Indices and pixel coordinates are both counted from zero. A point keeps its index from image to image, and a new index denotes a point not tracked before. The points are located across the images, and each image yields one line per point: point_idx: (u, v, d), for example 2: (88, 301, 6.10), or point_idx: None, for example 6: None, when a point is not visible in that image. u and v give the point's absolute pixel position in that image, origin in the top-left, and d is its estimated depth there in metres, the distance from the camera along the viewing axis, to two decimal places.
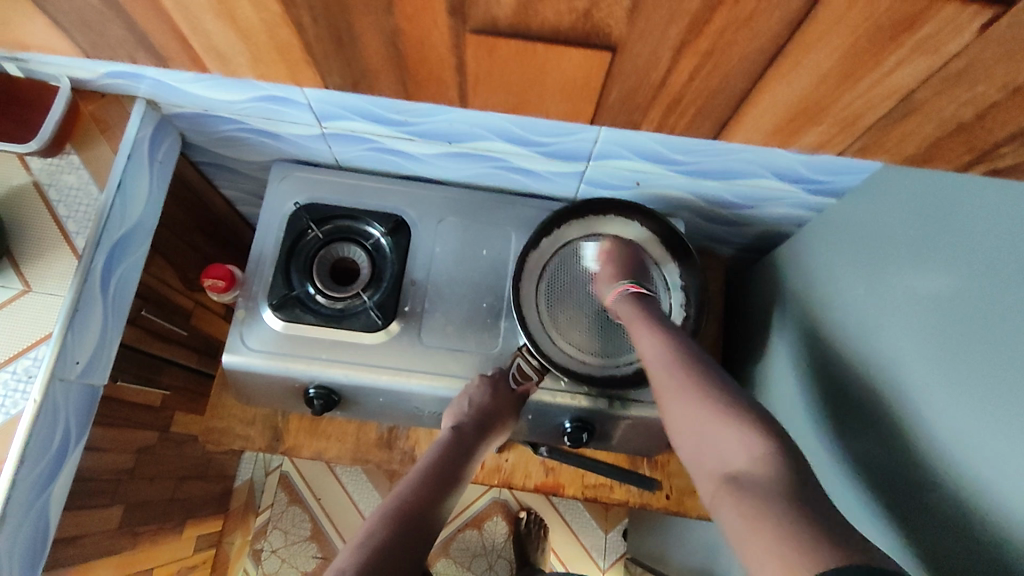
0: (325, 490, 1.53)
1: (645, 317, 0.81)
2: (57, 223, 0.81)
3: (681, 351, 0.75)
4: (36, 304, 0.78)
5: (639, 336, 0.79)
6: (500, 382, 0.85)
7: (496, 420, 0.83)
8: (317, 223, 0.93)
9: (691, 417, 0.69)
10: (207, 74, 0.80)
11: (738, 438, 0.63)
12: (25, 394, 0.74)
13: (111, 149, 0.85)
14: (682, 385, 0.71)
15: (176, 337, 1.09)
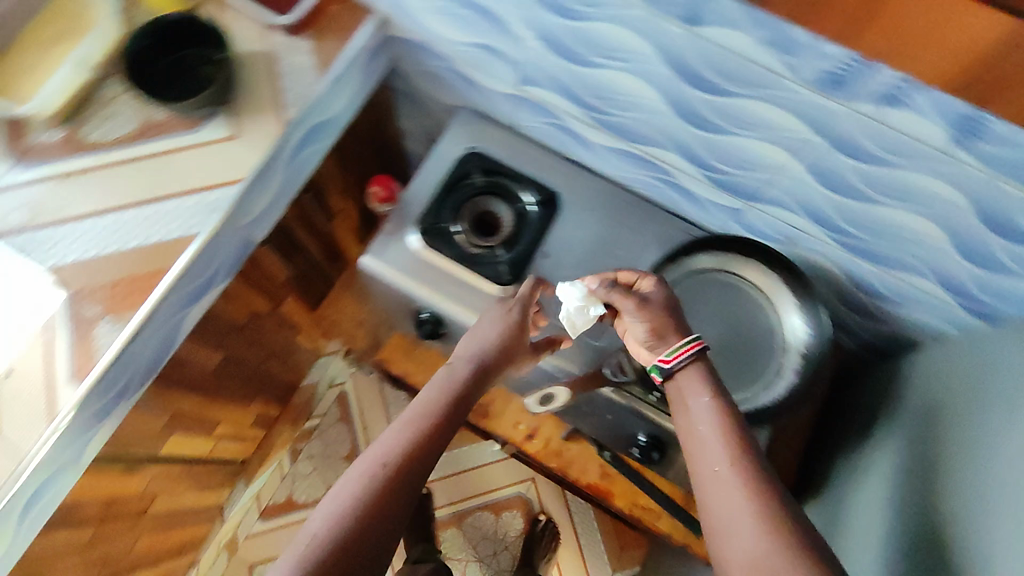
0: (373, 420, 1.60)
1: (702, 385, 0.66)
2: (275, 92, 0.90)
3: (730, 426, 0.62)
4: (234, 150, 0.86)
5: (695, 409, 0.65)
6: (499, 319, 0.76)
7: (504, 355, 0.75)
8: (480, 172, 0.99)
9: (744, 529, 0.55)
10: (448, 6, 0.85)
11: (793, 551, 0.52)
12: (204, 221, 0.83)
13: (338, 46, 0.93)
14: (732, 471, 0.59)
15: (317, 230, 1.18)
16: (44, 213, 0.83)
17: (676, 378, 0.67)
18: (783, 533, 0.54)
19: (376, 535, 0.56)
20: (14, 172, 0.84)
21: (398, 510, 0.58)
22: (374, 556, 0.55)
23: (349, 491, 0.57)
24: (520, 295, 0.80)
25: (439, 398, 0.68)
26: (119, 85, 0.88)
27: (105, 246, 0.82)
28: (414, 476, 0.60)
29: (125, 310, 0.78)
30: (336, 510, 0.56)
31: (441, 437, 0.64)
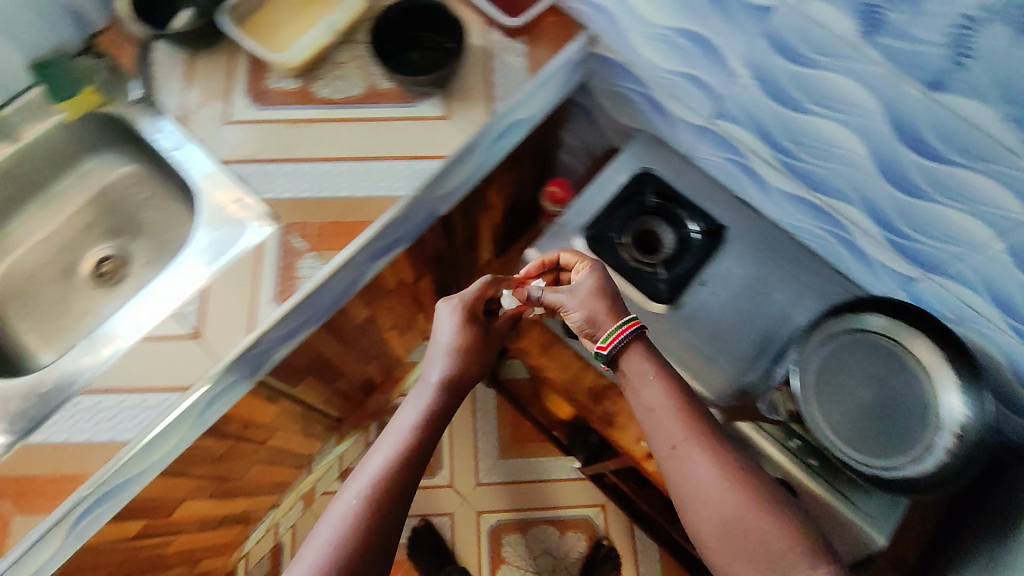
0: (460, 415, 1.69)
1: (647, 365, 0.78)
2: (487, 85, 0.95)
3: (680, 410, 0.73)
4: (443, 131, 0.93)
5: (646, 389, 0.76)
6: (463, 324, 0.84)
7: (469, 370, 0.82)
8: (652, 193, 1.01)
9: (711, 496, 0.67)
10: (665, 33, 0.89)
11: (750, 511, 0.65)
12: (408, 186, 0.90)
13: (549, 53, 0.98)
14: (694, 450, 0.70)
15: (471, 218, 1.24)
16: (268, 151, 0.91)
17: (627, 367, 0.79)
18: (743, 500, 0.66)
19: (379, 518, 0.65)
20: (250, 111, 0.93)
21: (396, 498, 0.67)
22: (388, 529, 0.65)
23: (350, 490, 0.67)
24: (449, 297, 0.88)
25: (412, 409, 0.77)
26: (352, 52, 0.96)
27: (319, 190, 0.89)
28: (406, 470, 0.70)
29: (331, 250, 0.86)
30: (341, 509, 0.65)
31: (420, 440, 0.73)
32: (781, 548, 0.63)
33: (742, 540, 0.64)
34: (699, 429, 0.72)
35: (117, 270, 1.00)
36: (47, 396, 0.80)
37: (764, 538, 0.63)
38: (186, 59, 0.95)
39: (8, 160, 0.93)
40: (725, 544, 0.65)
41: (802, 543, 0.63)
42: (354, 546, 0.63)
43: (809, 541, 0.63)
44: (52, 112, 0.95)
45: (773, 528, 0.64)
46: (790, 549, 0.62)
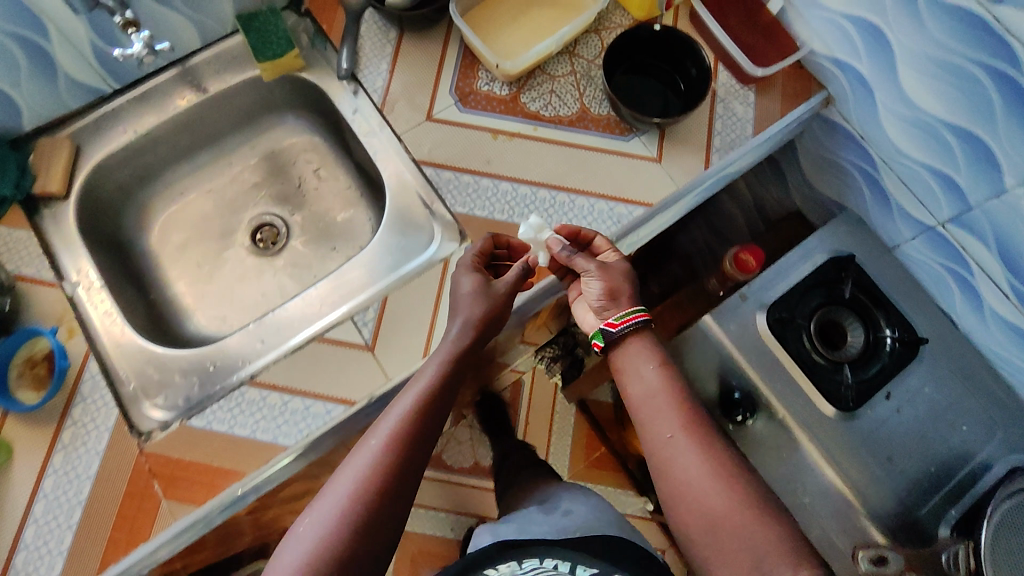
0: (536, 420, 1.61)
1: (650, 354, 0.72)
2: (708, 132, 0.86)
3: (674, 397, 0.68)
4: (654, 176, 0.84)
5: (636, 372, 0.71)
6: (482, 284, 0.75)
7: (488, 320, 0.74)
8: (851, 283, 0.92)
9: (698, 490, 0.62)
10: (928, 120, 0.78)
11: (731, 503, 0.60)
12: (606, 230, 0.83)
13: (778, 111, 0.88)
14: (680, 440, 0.65)
15: None
16: (465, 160, 0.84)
17: (624, 349, 0.73)
18: (722, 493, 0.61)
19: (395, 474, 0.62)
20: (454, 111, 0.86)
21: (411, 452, 0.64)
22: (406, 484, 0.63)
23: (370, 442, 0.64)
24: (460, 261, 0.78)
25: (434, 361, 0.71)
26: (570, 67, 0.88)
27: (514, 215, 0.83)
28: (423, 426, 0.66)
29: (519, 285, 0.81)
30: (359, 455, 0.63)
31: (438, 393, 0.69)
32: (766, 550, 0.57)
33: (723, 539, 0.60)
34: (687, 420, 0.67)
35: (275, 239, 0.97)
36: (211, 379, 0.77)
37: (738, 537, 0.59)
38: (395, 40, 0.89)
39: (193, 112, 0.89)
40: (703, 541, 0.61)
41: (783, 542, 0.57)
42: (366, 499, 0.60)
43: (795, 543, 0.58)
44: (246, 68, 0.90)
45: (753, 527, 0.59)
46: (770, 547, 0.57)
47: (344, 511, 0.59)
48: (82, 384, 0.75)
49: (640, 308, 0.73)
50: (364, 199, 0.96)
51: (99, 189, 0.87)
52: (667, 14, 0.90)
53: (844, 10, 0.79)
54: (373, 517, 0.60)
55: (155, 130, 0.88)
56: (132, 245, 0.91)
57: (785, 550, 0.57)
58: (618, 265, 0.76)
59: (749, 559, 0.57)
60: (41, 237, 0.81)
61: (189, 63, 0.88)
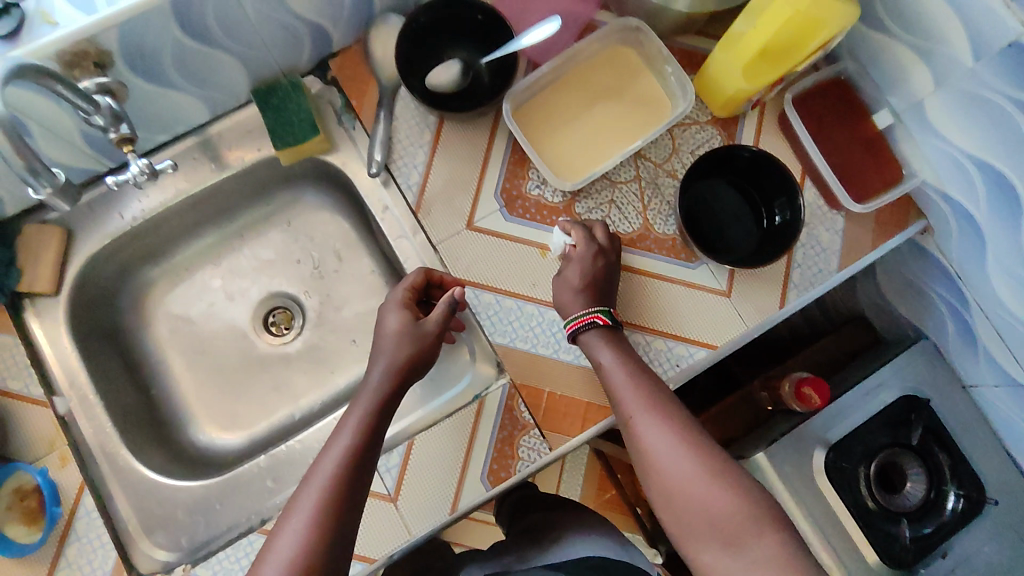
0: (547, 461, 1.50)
1: (608, 344, 0.68)
2: (787, 263, 0.75)
3: (636, 385, 0.65)
4: (721, 312, 0.74)
5: (597, 362, 0.67)
6: (404, 322, 0.68)
7: (413, 366, 0.67)
8: (921, 425, 0.83)
9: (676, 481, 0.60)
10: None
11: (709, 491, 0.59)
12: (662, 373, 0.73)
13: (870, 242, 0.76)
14: (646, 421, 0.63)
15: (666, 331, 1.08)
16: (508, 280, 0.74)
17: (581, 341, 0.69)
18: (693, 467, 0.60)
19: (338, 519, 0.57)
20: (497, 219, 0.75)
21: (353, 493, 0.59)
22: (350, 526, 0.58)
23: (310, 491, 0.57)
24: (391, 295, 0.71)
25: (362, 405, 0.64)
26: (634, 171, 0.76)
27: (559, 350, 0.73)
28: (361, 464, 0.60)
29: (560, 435, 0.72)
30: (297, 513, 0.56)
31: (373, 428, 0.63)
32: (736, 526, 0.57)
33: (694, 513, 0.59)
34: (649, 398, 0.64)
35: (289, 324, 0.88)
36: (217, 517, 0.72)
37: (714, 511, 0.58)
38: (434, 125, 0.76)
39: (200, 193, 0.79)
40: (675, 516, 0.61)
41: (751, 511, 0.57)
42: (317, 542, 0.55)
43: (767, 513, 0.58)
44: (263, 145, 0.79)
45: (721, 497, 0.58)
46: (739, 517, 0.57)
47: (297, 558, 0.54)
48: (76, 523, 0.69)
49: (602, 308, 0.69)
50: (389, 288, 0.86)
51: (94, 278, 0.78)
52: (752, 113, 0.77)
53: (971, 151, 0.66)
54: (332, 555, 0.55)
55: (158, 212, 0.78)
56: (130, 333, 0.83)
57: (755, 519, 0.57)
58: (582, 255, 0.70)
59: (723, 533, 0.58)
60: (30, 345, 0.73)
61: (209, 132, 0.78)
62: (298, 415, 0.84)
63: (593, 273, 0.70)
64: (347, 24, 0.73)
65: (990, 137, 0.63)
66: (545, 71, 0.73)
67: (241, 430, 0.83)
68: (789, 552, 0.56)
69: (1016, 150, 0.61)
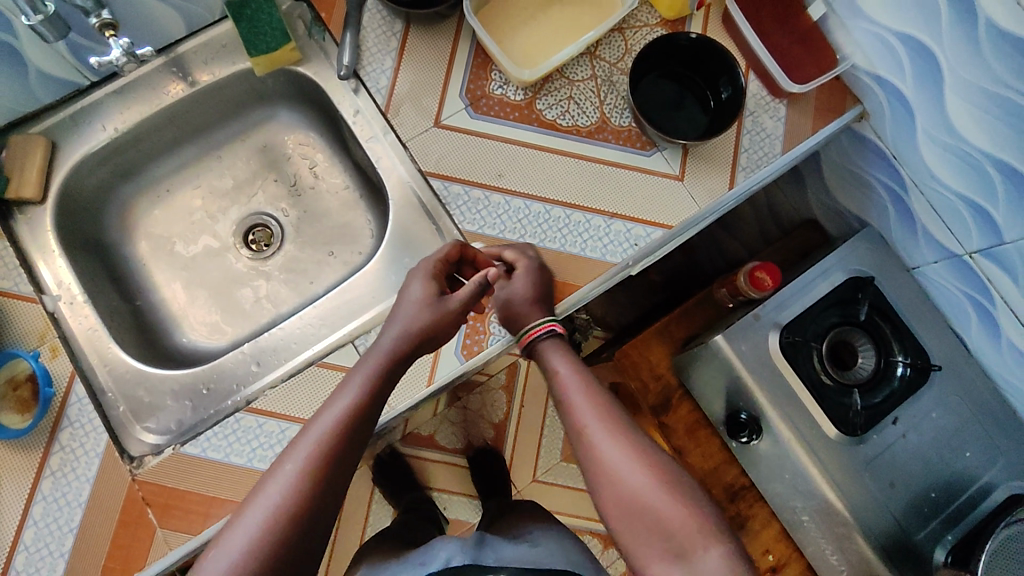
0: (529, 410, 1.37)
1: (563, 360, 0.69)
2: (735, 149, 0.80)
3: (598, 396, 0.65)
4: (674, 195, 0.79)
5: (552, 357, 0.69)
6: (427, 292, 0.69)
7: (431, 338, 0.67)
8: (867, 305, 0.90)
9: (620, 480, 0.59)
10: (969, 151, 0.74)
11: (656, 489, 0.58)
12: (622, 252, 0.78)
13: (810, 126, 0.82)
14: (600, 430, 0.62)
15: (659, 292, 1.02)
16: (476, 171, 0.79)
17: (538, 347, 0.71)
18: (643, 475, 0.59)
19: (331, 474, 0.57)
20: (464, 117, 0.80)
21: (349, 448, 0.59)
22: (340, 481, 0.58)
23: (303, 442, 0.57)
24: (423, 262, 0.73)
25: (367, 366, 0.64)
26: (590, 71, 0.82)
27: (526, 234, 0.78)
28: (361, 422, 0.60)
29: None
30: (287, 464, 0.56)
31: (378, 390, 0.63)
32: (678, 530, 0.56)
33: (642, 519, 0.58)
34: (604, 410, 0.64)
35: (269, 241, 0.91)
36: (205, 402, 0.75)
37: (660, 520, 0.57)
38: (400, 33, 0.81)
39: (178, 105, 0.83)
40: (623, 524, 0.59)
41: (695, 520, 0.57)
42: (304, 494, 0.55)
43: (709, 519, 0.57)
44: (238, 58, 0.83)
45: (671, 506, 0.57)
46: (687, 527, 0.56)
47: (284, 507, 0.54)
48: (69, 409, 0.70)
49: (548, 318, 0.72)
50: (363, 200, 0.90)
51: (78, 188, 0.81)
52: (698, 15, 0.84)
53: (895, 27, 0.74)
54: (322, 502, 0.55)
55: (138, 125, 0.82)
56: (112, 246, 0.86)
57: (699, 527, 0.56)
58: (526, 269, 0.73)
59: (668, 538, 0.56)
60: (16, 246, 0.75)
61: (178, 52, 0.82)
62: (279, 321, 0.87)
63: (538, 283, 0.72)
64: None
65: (909, 9, 0.71)
66: None
67: (224, 335, 0.86)
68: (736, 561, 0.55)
69: (932, 16, 0.69)
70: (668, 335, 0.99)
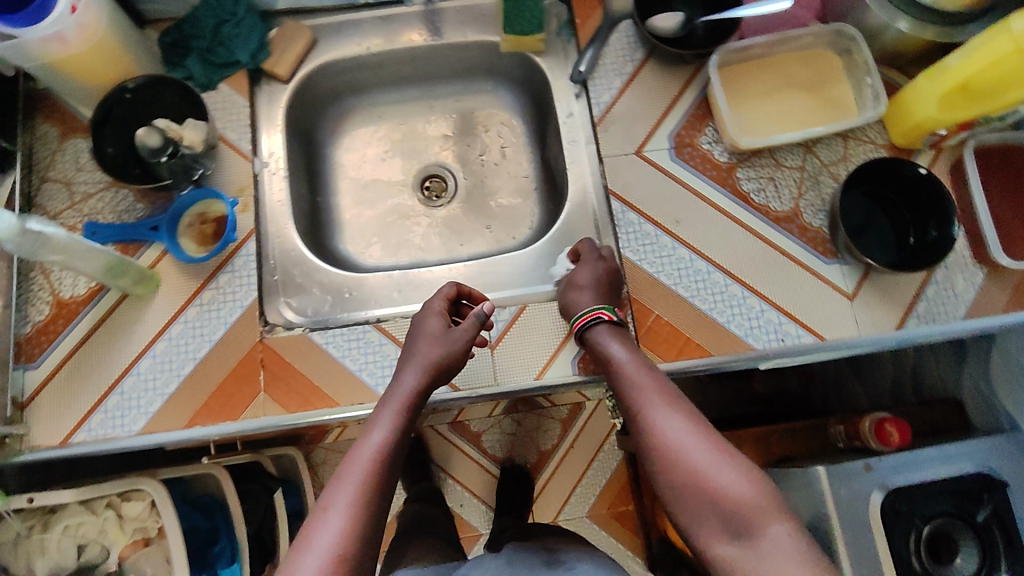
0: (575, 454, 1.34)
1: (616, 339, 0.70)
2: (915, 293, 0.77)
3: (650, 372, 0.66)
4: (837, 311, 0.77)
5: (603, 335, 0.70)
6: (433, 327, 0.72)
7: (442, 366, 0.69)
8: (989, 509, 0.82)
9: (685, 454, 0.59)
10: None
11: (717, 458, 0.59)
12: (765, 341, 0.76)
13: (1005, 304, 0.77)
14: (660, 409, 0.62)
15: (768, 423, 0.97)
16: (657, 208, 0.80)
17: (590, 331, 0.71)
18: (703, 447, 0.59)
19: (367, 520, 0.58)
20: (664, 155, 0.82)
21: (386, 484, 0.61)
22: (378, 522, 0.59)
23: (344, 485, 0.59)
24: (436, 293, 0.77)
25: (391, 407, 0.66)
26: (800, 162, 0.82)
27: (679, 284, 0.77)
28: (388, 465, 0.62)
29: (654, 353, 0.75)
30: (332, 506, 0.58)
31: (403, 429, 0.65)
32: (748, 504, 0.56)
33: (705, 494, 0.58)
34: (656, 385, 0.64)
35: (441, 193, 0.98)
36: (344, 303, 0.81)
37: (727, 493, 0.57)
38: (638, 61, 0.86)
39: (423, 49, 0.92)
40: (683, 500, 0.59)
41: (761, 493, 0.57)
42: (356, 535, 0.57)
43: (773, 497, 0.57)
44: (488, 30, 0.90)
45: (738, 478, 0.57)
46: (756, 502, 0.56)
47: (333, 552, 0.55)
48: (235, 258, 0.78)
49: (602, 305, 0.72)
50: (538, 194, 0.95)
51: (316, 83, 0.91)
52: (927, 152, 0.82)
53: None
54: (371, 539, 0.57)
55: (384, 52, 0.91)
56: (317, 142, 0.96)
57: (765, 503, 0.56)
58: (593, 260, 0.76)
59: (738, 513, 0.56)
60: (252, 108, 0.85)
61: (437, 5, 0.91)
62: (421, 265, 0.93)
63: (603, 277, 0.74)
64: None
65: None
66: (758, 43, 0.81)
67: (372, 257, 0.93)
68: (801, 542, 0.54)
69: None
70: (764, 445, 0.96)
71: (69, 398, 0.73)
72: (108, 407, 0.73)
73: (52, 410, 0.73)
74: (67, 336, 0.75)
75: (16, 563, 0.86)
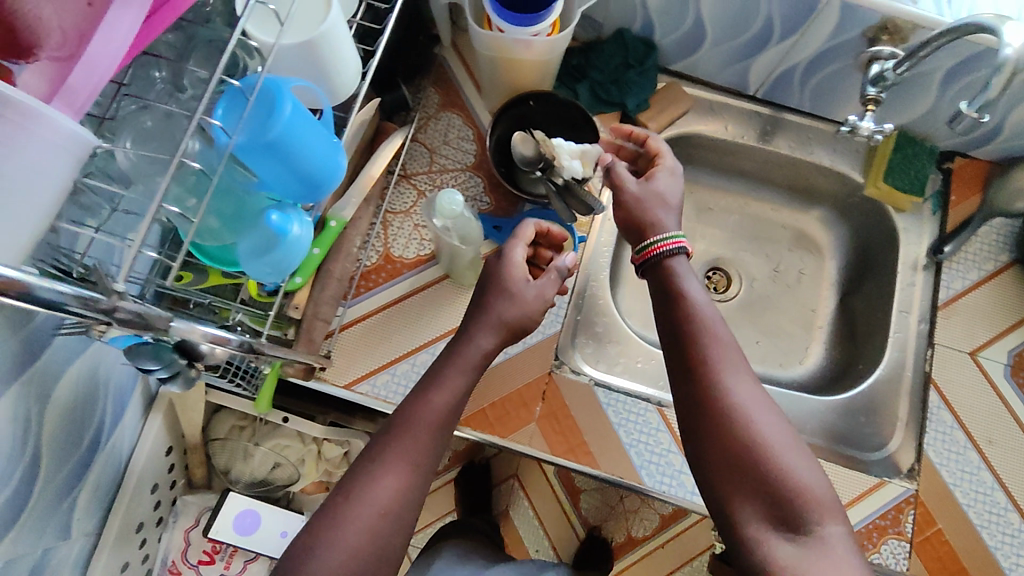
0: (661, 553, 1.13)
1: (697, 278, 0.59)
2: None
3: (722, 329, 0.55)
4: None
5: (688, 279, 0.59)
6: (519, 282, 0.64)
7: (516, 329, 0.64)
8: None
9: (747, 436, 0.50)
10: None
11: (782, 442, 0.50)
12: None
13: None
14: (726, 375, 0.53)
15: None
16: (974, 419, 0.77)
17: (668, 267, 0.59)
18: (769, 428, 0.51)
19: (416, 487, 0.54)
20: (1000, 369, 0.78)
21: (437, 444, 0.57)
22: (424, 489, 0.55)
23: (397, 436, 0.55)
24: (518, 231, 0.68)
25: (454, 368, 0.60)
26: None
27: (972, 506, 0.73)
28: (443, 433, 0.57)
29: (924, 568, 0.71)
30: (383, 457, 0.54)
31: (464, 397, 0.60)
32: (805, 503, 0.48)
33: (762, 485, 0.49)
34: (733, 350, 0.54)
35: (725, 287, 0.95)
36: (633, 370, 0.81)
37: (787, 489, 0.48)
38: (1001, 263, 0.82)
39: (782, 156, 0.89)
40: (730, 484, 0.50)
41: (822, 492, 0.49)
42: (400, 493, 0.53)
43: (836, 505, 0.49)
44: (853, 165, 0.87)
45: (801, 472, 0.49)
46: (820, 499, 0.48)
47: (379, 507, 0.52)
48: None
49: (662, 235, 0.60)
50: (825, 335, 0.92)
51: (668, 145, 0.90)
52: None
53: None
54: (410, 500, 0.54)
55: (743, 142, 0.89)
56: None
57: (831, 508, 0.49)
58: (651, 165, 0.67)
59: (795, 516, 0.48)
60: None
61: (782, 116, 0.89)
62: None
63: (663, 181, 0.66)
64: (1012, 145, 0.81)
65: None
66: None
67: None
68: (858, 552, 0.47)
69: None
70: None
71: (366, 349, 0.75)
72: (395, 370, 0.75)
73: (349, 354, 0.75)
74: (384, 291, 0.77)
75: (219, 455, 0.90)
